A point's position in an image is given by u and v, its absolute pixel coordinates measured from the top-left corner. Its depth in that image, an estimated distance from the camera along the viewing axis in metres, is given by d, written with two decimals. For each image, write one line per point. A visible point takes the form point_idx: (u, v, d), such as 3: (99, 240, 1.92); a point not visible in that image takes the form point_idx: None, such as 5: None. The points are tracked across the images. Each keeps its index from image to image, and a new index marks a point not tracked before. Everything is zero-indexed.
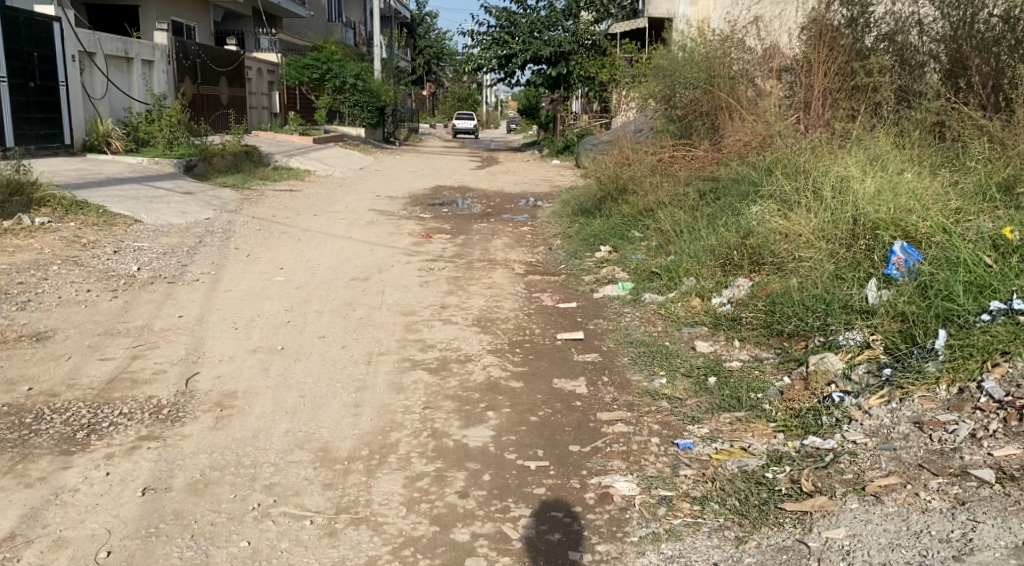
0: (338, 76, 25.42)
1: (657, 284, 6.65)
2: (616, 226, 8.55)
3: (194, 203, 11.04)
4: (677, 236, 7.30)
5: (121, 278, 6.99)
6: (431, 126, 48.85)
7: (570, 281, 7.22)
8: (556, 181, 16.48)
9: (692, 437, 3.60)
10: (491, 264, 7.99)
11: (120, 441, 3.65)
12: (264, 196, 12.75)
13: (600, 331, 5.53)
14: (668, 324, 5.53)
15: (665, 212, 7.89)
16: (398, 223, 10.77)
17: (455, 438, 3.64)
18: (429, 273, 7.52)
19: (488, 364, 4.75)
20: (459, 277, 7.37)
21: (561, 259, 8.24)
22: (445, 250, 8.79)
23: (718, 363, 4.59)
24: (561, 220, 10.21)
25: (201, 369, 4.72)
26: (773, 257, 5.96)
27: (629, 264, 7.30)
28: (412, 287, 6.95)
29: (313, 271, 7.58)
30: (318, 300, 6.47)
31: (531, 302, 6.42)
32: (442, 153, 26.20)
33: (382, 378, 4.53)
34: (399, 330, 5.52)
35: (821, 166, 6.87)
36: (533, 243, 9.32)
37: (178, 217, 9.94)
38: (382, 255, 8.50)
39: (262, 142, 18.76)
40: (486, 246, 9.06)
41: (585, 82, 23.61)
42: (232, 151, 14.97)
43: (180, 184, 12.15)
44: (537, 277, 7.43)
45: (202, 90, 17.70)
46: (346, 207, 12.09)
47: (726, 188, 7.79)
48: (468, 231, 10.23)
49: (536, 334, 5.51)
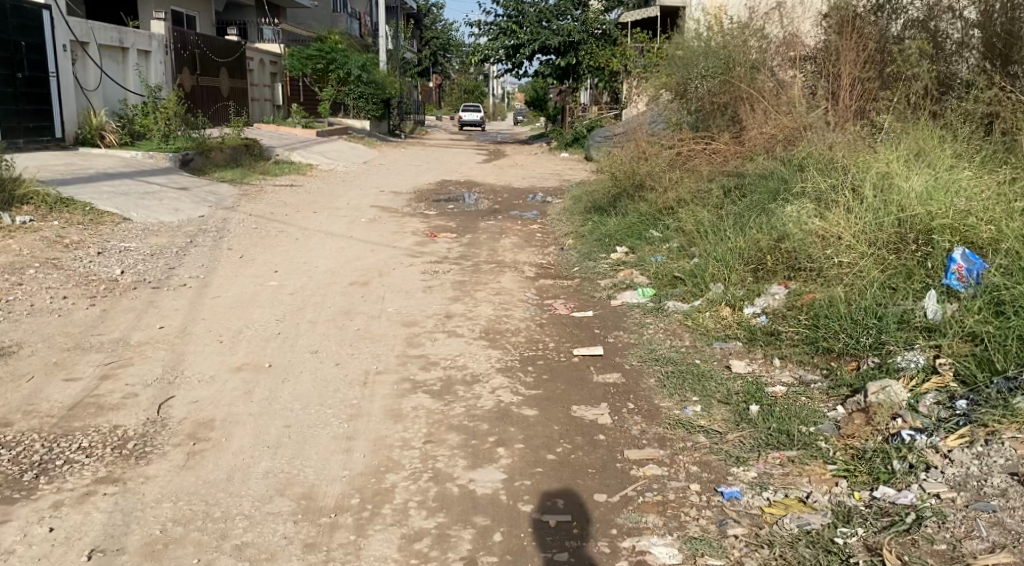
0: (342, 67, 24.82)
1: (681, 289, 6.13)
2: (632, 224, 8.01)
3: (189, 199, 10.54)
4: (701, 236, 6.76)
5: (101, 282, 6.49)
6: (437, 118, 48.34)
7: (585, 287, 6.70)
8: (565, 176, 15.93)
9: (738, 483, 3.09)
10: (499, 267, 7.47)
11: (72, 485, 3.15)
12: (262, 192, 12.26)
13: (622, 345, 5.01)
14: (696, 338, 5.02)
15: (686, 210, 7.35)
16: (402, 220, 10.25)
17: (460, 483, 3.14)
18: (434, 277, 7.01)
19: (497, 387, 4.24)
20: (465, 281, 6.85)
21: (575, 260, 7.72)
22: (450, 251, 8.27)
23: (758, 387, 4.06)
24: (572, 218, 9.67)
25: (177, 392, 4.20)
26: (811, 262, 5.42)
27: (649, 267, 6.78)
28: (416, 293, 6.44)
29: (309, 275, 7.07)
30: (313, 307, 5.96)
31: (544, 310, 5.90)
32: (448, 146, 25.67)
33: (379, 403, 4.02)
34: (399, 344, 5.01)
35: (859, 161, 6.31)
36: (543, 243, 8.79)
37: (170, 215, 9.44)
38: (383, 256, 7.98)
39: (263, 135, 18.26)
40: (494, 247, 8.54)
41: (594, 72, 22.99)
42: (230, 144, 14.47)
43: (175, 179, 11.66)
44: (548, 282, 6.90)
45: (202, 81, 17.22)
46: (348, 204, 11.57)
47: (754, 185, 7.24)
48: (475, 229, 9.71)
49: (549, 348, 4.99)
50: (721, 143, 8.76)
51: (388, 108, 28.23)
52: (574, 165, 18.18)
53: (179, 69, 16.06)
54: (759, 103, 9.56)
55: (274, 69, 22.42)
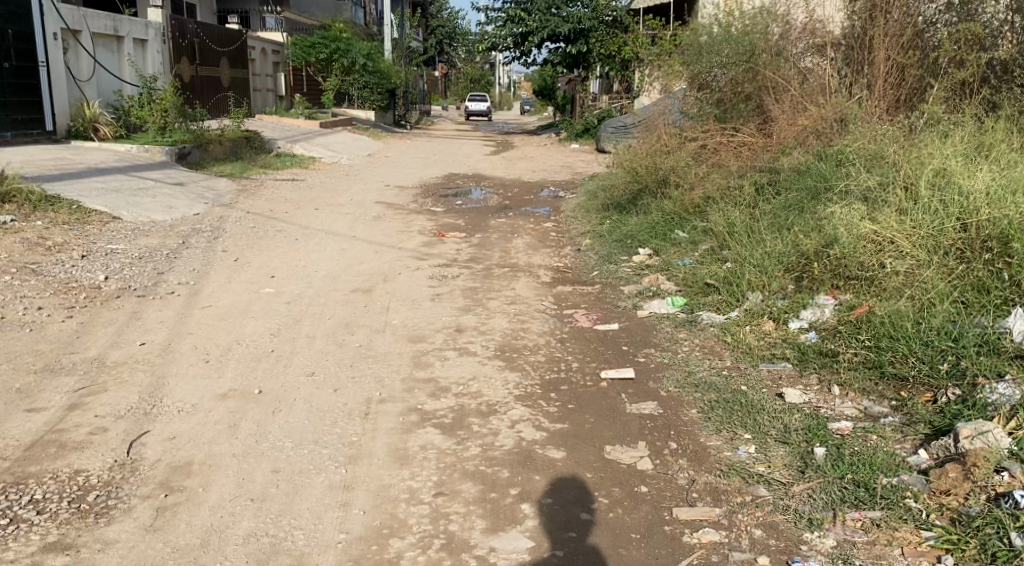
0: (346, 56, 24.25)
1: (714, 299, 5.60)
2: (655, 224, 7.46)
3: (184, 195, 10.03)
4: (734, 239, 6.22)
5: (82, 290, 5.98)
6: (443, 109, 47.70)
7: (608, 294, 6.17)
8: (577, 168, 15.37)
9: (816, 556, 2.60)
10: (514, 271, 6.95)
11: (16, 555, 2.66)
12: (263, 187, 11.75)
13: (654, 366, 4.48)
14: (736, 357, 4.49)
15: (716, 210, 6.81)
16: (408, 218, 9.73)
17: (478, 555, 2.65)
18: (443, 284, 6.48)
19: (517, 419, 3.72)
20: (477, 288, 6.33)
21: (593, 263, 7.19)
22: (459, 253, 7.75)
23: (820, 423, 3.52)
24: (588, 216, 9.13)
25: (153, 426, 3.69)
26: (864, 270, 4.88)
27: (677, 273, 6.24)
28: (423, 302, 5.92)
29: (307, 281, 6.55)
30: (312, 319, 5.45)
31: (564, 322, 5.38)
32: (454, 137, 25.14)
33: (383, 440, 3.50)
34: (405, 365, 4.50)
35: (911, 156, 5.75)
36: (558, 243, 8.25)
37: (164, 214, 8.92)
38: (388, 258, 7.47)
39: (265, 126, 17.72)
40: (507, 248, 8.02)
41: (604, 60, 22.35)
42: (230, 137, 13.95)
43: (170, 174, 11.14)
44: (567, 288, 6.38)
45: (201, 71, 16.68)
46: (351, 200, 11.05)
47: (791, 184, 6.69)
48: (485, 228, 9.18)
49: (573, 369, 4.47)
50: (749, 137, 8.20)
51: (393, 98, 27.66)
52: (585, 157, 17.62)
53: (177, 58, 15.52)
54: (787, 90, 8.97)
55: (277, 58, 21.85)
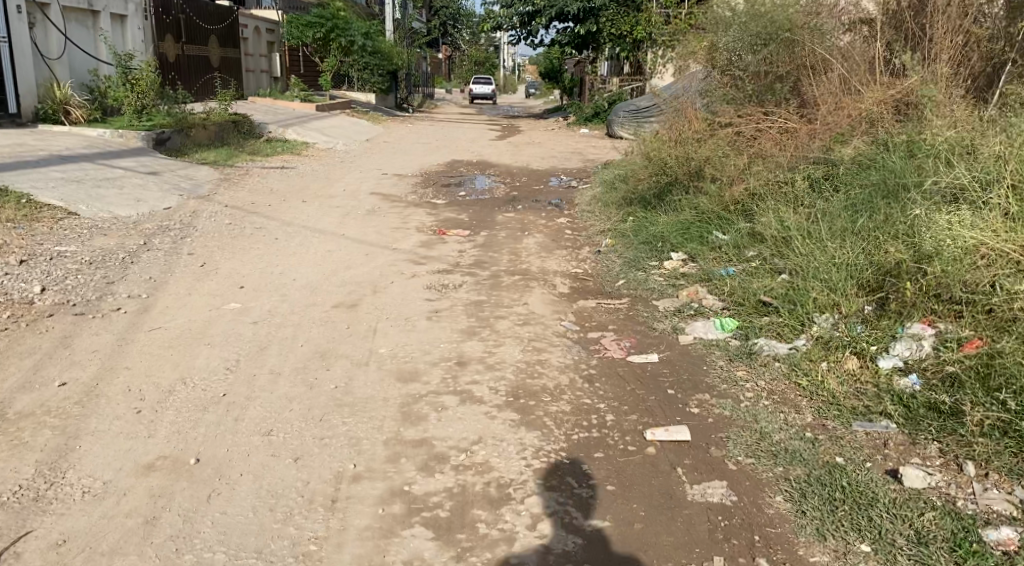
0: (344, 35, 22.91)
1: (772, 322, 4.59)
2: (689, 222, 6.43)
3: (157, 186, 9.02)
4: (792, 246, 5.21)
5: (8, 306, 4.97)
6: (446, 92, 46.38)
7: (640, 311, 5.15)
8: (589, 156, 14.30)
9: None
10: (526, 280, 5.95)
11: None
12: (246, 176, 10.72)
13: (712, 420, 3.47)
14: (816, 409, 3.48)
15: (765, 210, 5.79)
16: (405, 212, 8.71)
17: None
18: (441, 297, 5.47)
19: (539, 514, 2.77)
20: (483, 302, 5.32)
21: (617, 270, 6.19)
22: (462, 256, 6.73)
23: (967, 529, 2.56)
24: (608, 212, 8.11)
25: (41, 523, 2.72)
26: (973, 292, 3.86)
27: (723, 287, 5.23)
28: (416, 322, 4.91)
29: (281, 292, 5.54)
30: (280, 348, 4.45)
31: (590, 352, 4.37)
32: (457, 120, 24.00)
33: (351, 555, 2.57)
34: (391, 418, 3.49)
35: (1014, 145, 4.71)
36: (574, 244, 7.24)
37: (129, 208, 7.91)
38: (380, 263, 6.49)
39: (256, 109, 16.65)
40: (516, 249, 6.99)
41: (616, 41, 21.07)
42: (215, 121, 12.92)
43: (144, 162, 10.12)
44: (589, 302, 5.37)
45: (187, 49, 15.59)
46: (344, 191, 10.03)
47: (857, 180, 5.64)
48: (491, 224, 8.16)
49: (609, 422, 3.48)
50: (795, 124, 7.15)
51: (395, 79, 26.53)
52: (596, 143, 16.47)
53: (161, 36, 14.46)
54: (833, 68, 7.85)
55: (271, 37, 20.70)
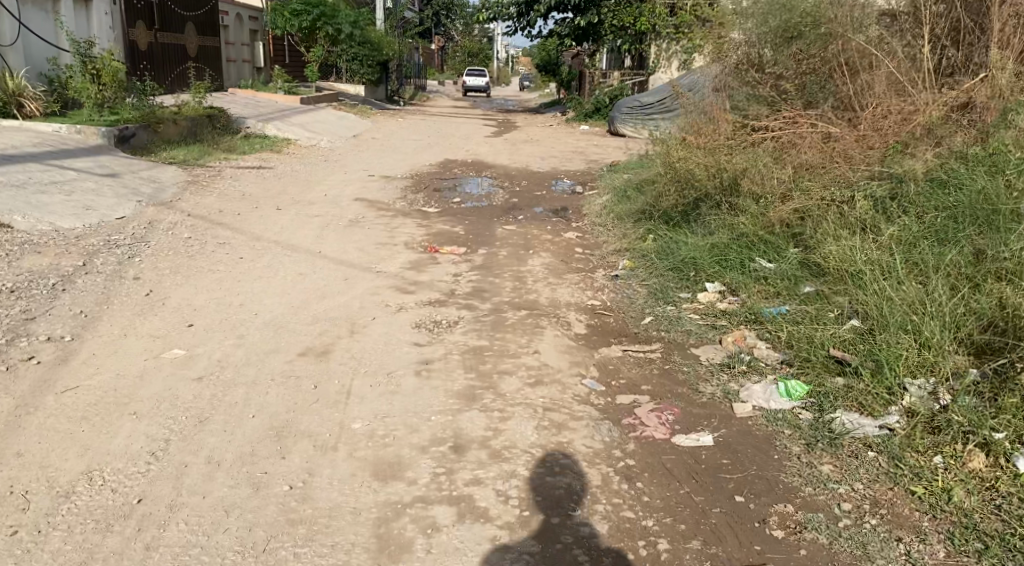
0: (330, 23, 21.78)
1: (848, 385, 3.67)
2: (725, 246, 5.47)
3: (112, 191, 7.99)
4: (865, 284, 4.24)
5: None
6: (439, 84, 45.23)
7: (677, 363, 4.19)
8: (592, 156, 13.32)
9: None
10: (534, 316, 5.00)
11: None
12: (218, 178, 9.69)
13: (806, 554, 2.57)
14: (949, 537, 2.61)
15: (821, 235, 4.85)
16: (392, 223, 7.73)
17: None
18: (432, 341, 4.50)
19: None
20: (485, 348, 4.35)
21: (642, 304, 5.22)
22: (456, 282, 5.77)
23: None
24: (623, 226, 7.15)
25: None
26: None
27: (779, 334, 4.30)
28: (401, 380, 3.94)
29: (237, 333, 4.57)
30: (225, 420, 3.48)
31: (623, 427, 3.41)
32: (451, 115, 22.91)
33: None
34: (362, 548, 2.59)
35: None
36: (587, 266, 6.28)
37: (75, 218, 6.89)
38: (361, 290, 5.52)
39: (235, 102, 15.56)
40: (520, 273, 6.02)
41: (617, 33, 20.02)
42: (187, 115, 11.88)
43: (102, 161, 9.08)
44: (612, 348, 4.40)
45: (160, 36, 14.48)
46: (325, 197, 9.02)
47: (937, 205, 4.69)
48: (490, 238, 7.19)
49: (667, 556, 2.57)
50: (842, 131, 6.20)
51: (385, 71, 25.41)
52: (598, 141, 15.45)
53: (130, 22, 13.38)
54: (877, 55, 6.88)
55: (253, 26, 19.57)
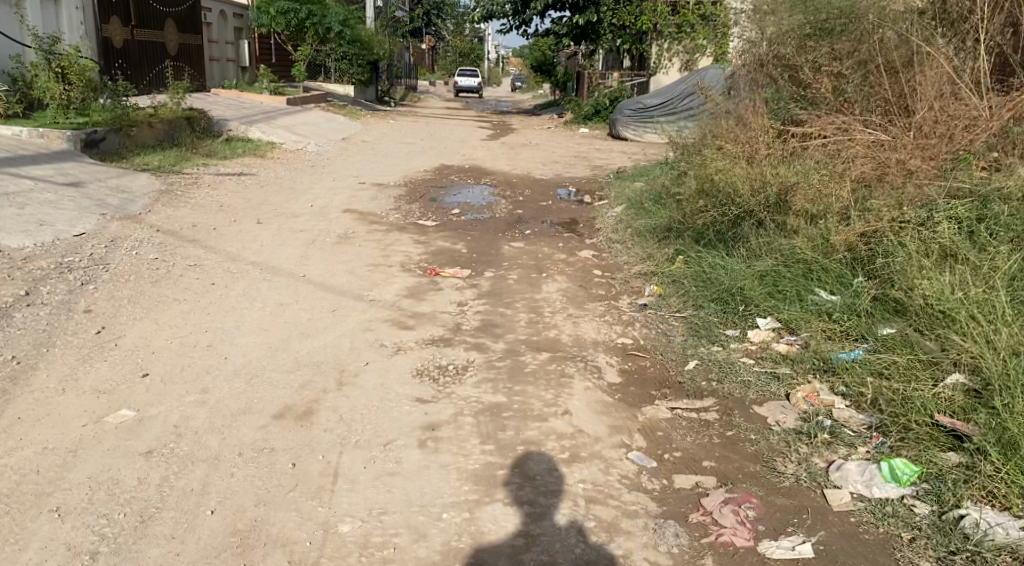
0: (320, 24, 20.57)
1: (967, 462, 2.90)
2: (778, 275, 4.69)
3: (72, 203, 7.16)
4: (969, 329, 3.46)
5: None
6: (430, 85, 44.42)
7: (740, 427, 3.40)
8: (596, 162, 12.53)
9: None
10: (557, 359, 4.21)
11: None
12: (194, 187, 8.86)
13: None
14: None
15: (899, 264, 4.08)
16: (386, 239, 6.92)
17: None
18: (439, 396, 3.70)
19: None
20: (503, 407, 3.56)
21: (683, 343, 4.42)
22: (462, 314, 4.98)
23: None
24: (646, 245, 6.36)
25: None
26: None
27: (862, 391, 3.53)
28: (402, 453, 3.16)
29: (200, 387, 3.77)
30: (175, 520, 2.70)
31: (691, 531, 2.68)
32: (444, 117, 22.08)
33: None
34: None
35: None
36: (610, 293, 5.50)
37: (24, 234, 6.06)
38: (352, 324, 4.72)
39: (218, 103, 14.70)
40: (534, 302, 5.22)
41: (617, 32, 19.17)
42: (164, 118, 11.05)
43: (66, 169, 8.25)
44: (658, 407, 3.61)
45: (136, 32, 13.59)
46: (311, 208, 8.20)
47: None
48: (496, 258, 6.40)
49: None
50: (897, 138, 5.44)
51: (375, 70, 24.49)
52: (601, 146, 14.66)
53: (104, 18, 12.53)
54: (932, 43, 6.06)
55: (237, 23, 18.71)
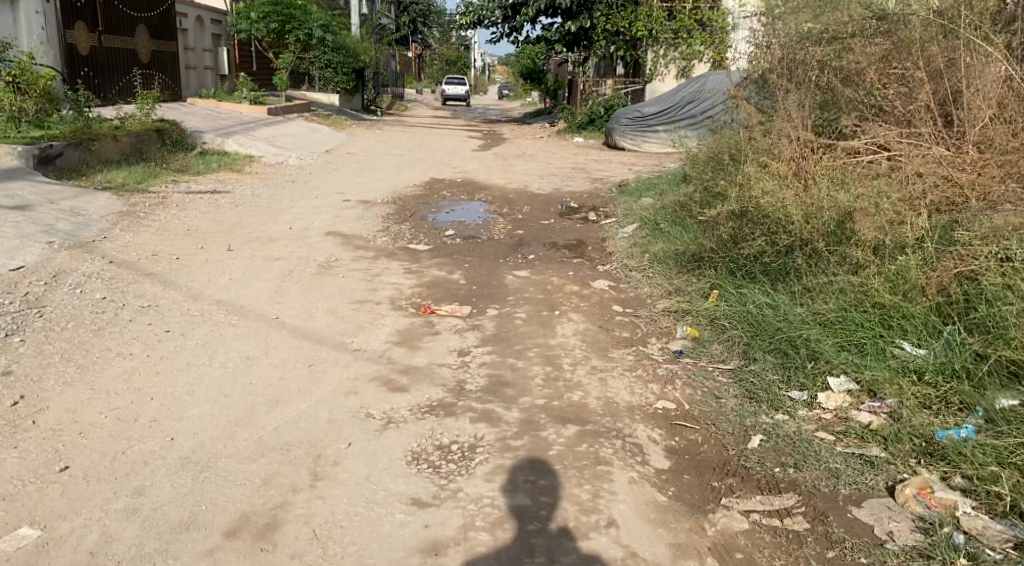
0: (302, 27, 19.44)
1: None
2: (848, 320, 3.86)
3: (13, 230, 6.25)
4: None
5: None
6: (417, 93, 43.51)
7: (840, 545, 2.63)
8: (597, 175, 11.72)
9: None
10: (588, 432, 3.39)
11: None
12: (158, 207, 7.97)
13: None
14: None
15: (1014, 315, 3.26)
16: (373, 269, 6.07)
17: None
18: (445, 494, 2.89)
19: None
20: (529, 513, 2.76)
21: (737, 409, 3.59)
22: (466, 367, 4.16)
23: None
24: (671, 275, 5.54)
25: None
26: None
27: (994, 490, 2.72)
28: None
29: (129, 486, 2.92)
30: None
31: None
32: (431, 126, 21.23)
33: None
34: None
35: None
36: (637, 335, 4.67)
37: None
38: (332, 384, 3.88)
39: (193, 113, 13.80)
40: (550, 349, 4.41)
41: (611, 38, 18.40)
42: (131, 129, 10.15)
43: (12, 189, 7.34)
44: (726, 509, 2.81)
45: (103, 38, 12.70)
46: (289, 231, 7.34)
47: None
48: (500, 290, 5.58)
49: None
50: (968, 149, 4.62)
51: (360, 78, 23.60)
52: (599, 157, 13.85)
53: (68, 23, 11.66)
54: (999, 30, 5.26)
55: (215, 30, 17.86)
